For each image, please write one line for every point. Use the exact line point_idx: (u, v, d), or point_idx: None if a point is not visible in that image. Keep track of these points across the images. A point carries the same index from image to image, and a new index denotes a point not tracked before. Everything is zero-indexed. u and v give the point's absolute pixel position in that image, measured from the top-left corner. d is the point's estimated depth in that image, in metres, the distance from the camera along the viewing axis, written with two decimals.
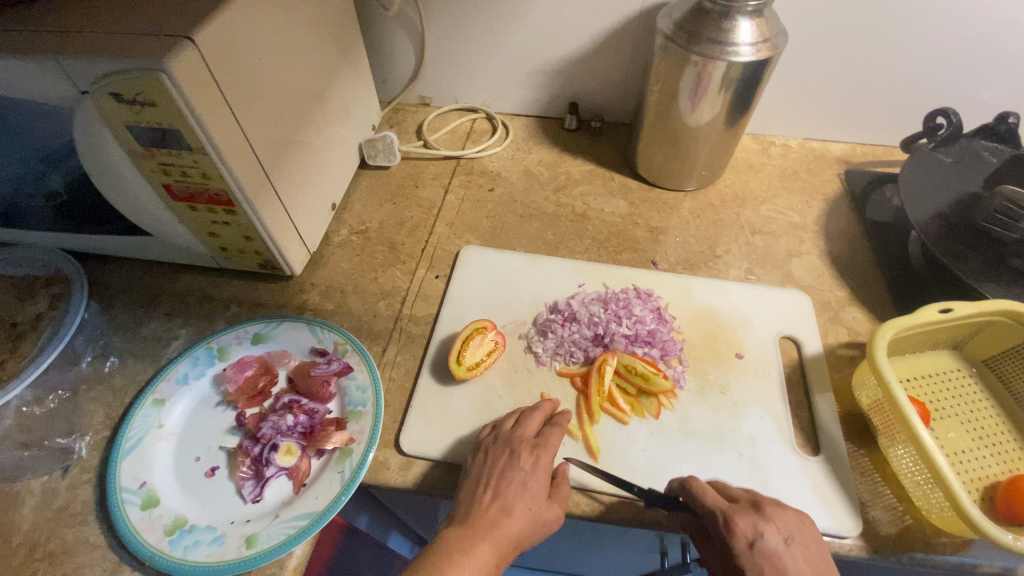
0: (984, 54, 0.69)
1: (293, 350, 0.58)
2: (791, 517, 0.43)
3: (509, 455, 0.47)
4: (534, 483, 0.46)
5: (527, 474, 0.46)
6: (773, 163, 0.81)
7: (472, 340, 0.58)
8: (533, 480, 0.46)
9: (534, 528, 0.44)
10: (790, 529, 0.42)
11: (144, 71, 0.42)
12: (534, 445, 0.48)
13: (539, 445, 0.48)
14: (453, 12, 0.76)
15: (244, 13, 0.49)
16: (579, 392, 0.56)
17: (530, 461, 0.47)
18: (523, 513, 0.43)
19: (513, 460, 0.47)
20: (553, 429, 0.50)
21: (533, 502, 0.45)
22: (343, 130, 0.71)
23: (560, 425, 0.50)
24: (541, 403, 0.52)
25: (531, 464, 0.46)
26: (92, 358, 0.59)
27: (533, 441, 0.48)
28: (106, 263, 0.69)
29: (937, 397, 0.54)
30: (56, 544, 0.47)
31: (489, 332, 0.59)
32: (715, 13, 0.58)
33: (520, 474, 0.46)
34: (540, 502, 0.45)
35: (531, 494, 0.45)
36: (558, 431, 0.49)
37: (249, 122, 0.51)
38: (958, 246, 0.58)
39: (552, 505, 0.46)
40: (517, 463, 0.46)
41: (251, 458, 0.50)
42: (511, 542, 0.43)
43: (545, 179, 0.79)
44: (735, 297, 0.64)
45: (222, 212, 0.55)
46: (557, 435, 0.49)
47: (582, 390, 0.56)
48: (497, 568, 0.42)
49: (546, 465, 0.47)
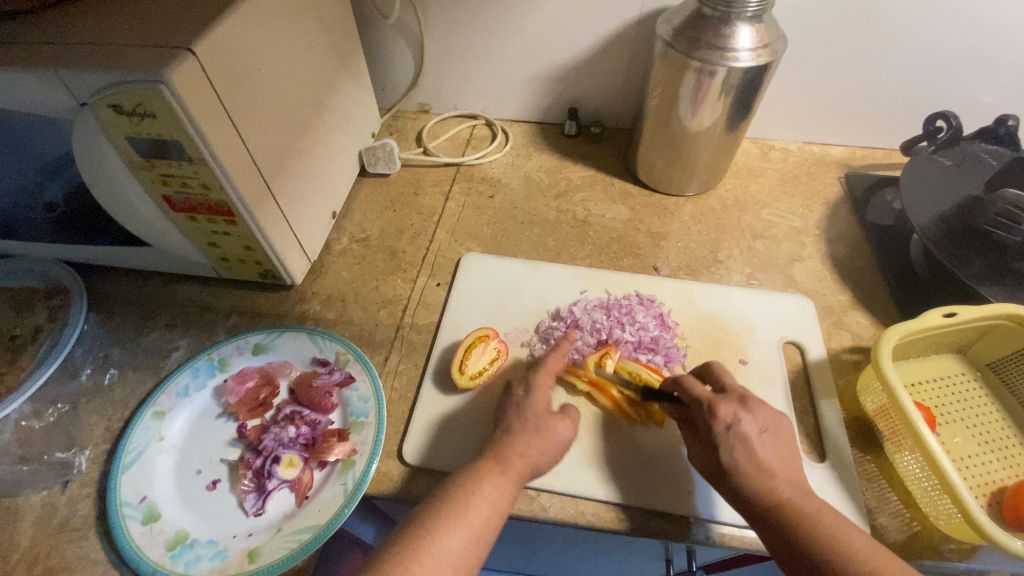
0: (983, 57, 0.69)
1: (294, 360, 0.57)
2: (769, 413, 0.47)
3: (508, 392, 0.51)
4: (532, 400, 0.49)
5: (522, 398, 0.50)
6: (773, 167, 0.81)
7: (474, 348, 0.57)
8: (534, 402, 0.49)
9: (546, 448, 0.47)
10: (765, 421, 0.46)
11: (143, 83, 0.42)
12: (522, 377, 0.52)
13: (535, 370, 0.52)
14: (452, 19, 0.76)
15: (245, 23, 0.49)
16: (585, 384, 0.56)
17: (525, 389, 0.51)
18: (532, 435, 0.47)
19: (510, 392, 0.51)
20: (549, 354, 0.54)
21: (534, 419, 0.48)
22: (343, 138, 0.71)
23: (560, 351, 0.54)
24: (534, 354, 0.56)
25: (525, 390, 0.50)
26: (92, 371, 0.59)
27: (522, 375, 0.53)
28: (105, 274, 0.68)
29: (942, 401, 0.54)
30: (56, 560, 0.46)
31: (491, 341, 0.58)
32: (715, 18, 0.58)
33: (515, 400, 0.50)
34: (543, 415, 0.48)
35: (532, 409, 0.48)
36: (558, 356, 0.54)
37: (248, 131, 0.51)
38: (960, 250, 0.58)
39: (560, 419, 0.49)
40: (513, 394, 0.51)
41: (252, 470, 0.50)
42: (528, 467, 0.45)
43: (545, 185, 0.79)
44: (738, 302, 0.64)
45: (222, 222, 0.54)
46: (554, 361, 0.53)
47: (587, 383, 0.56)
48: (509, 483, 0.44)
49: (544, 386, 0.51)
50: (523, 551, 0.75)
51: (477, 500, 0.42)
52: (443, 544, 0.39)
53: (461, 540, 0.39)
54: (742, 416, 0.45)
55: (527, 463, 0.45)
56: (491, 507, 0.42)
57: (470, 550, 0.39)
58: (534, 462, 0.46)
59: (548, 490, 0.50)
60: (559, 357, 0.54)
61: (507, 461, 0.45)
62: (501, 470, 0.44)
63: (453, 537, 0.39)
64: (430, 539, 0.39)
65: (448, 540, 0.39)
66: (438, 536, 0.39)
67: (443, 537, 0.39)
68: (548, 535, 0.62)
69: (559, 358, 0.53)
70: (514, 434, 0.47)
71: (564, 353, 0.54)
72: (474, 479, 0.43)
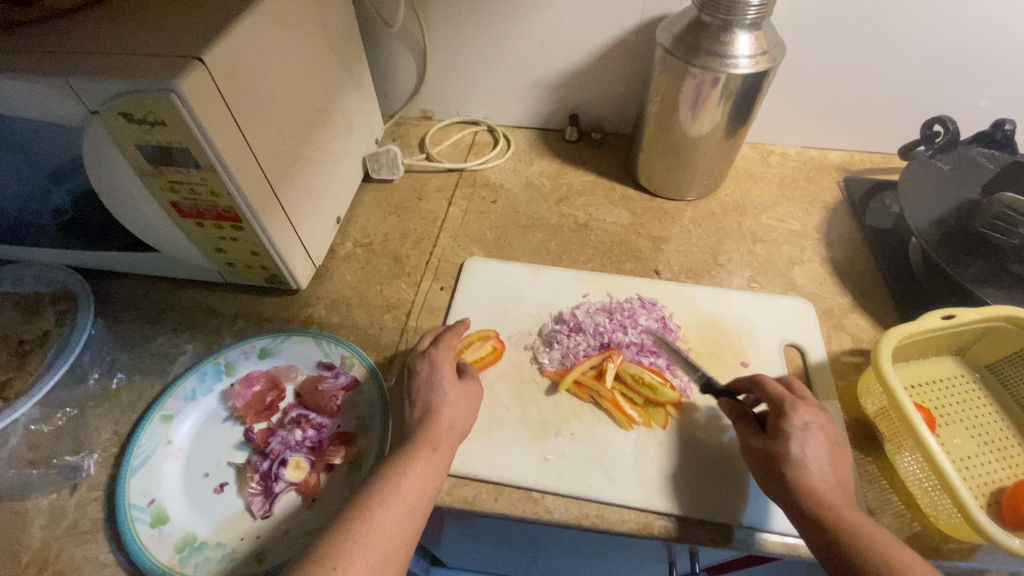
0: (978, 63, 0.70)
1: (300, 364, 0.58)
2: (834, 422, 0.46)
3: (411, 371, 0.52)
4: (439, 373, 0.50)
5: (430, 372, 0.50)
6: (773, 172, 0.82)
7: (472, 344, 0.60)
8: (443, 376, 0.50)
9: (464, 417, 0.49)
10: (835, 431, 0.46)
11: (153, 92, 0.42)
12: (422, 354, 0.53)
13: (435, 345, 0.53)
14: (454, 27, 0.77)
15: (252, 33, 0.50)
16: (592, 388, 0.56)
17: (428, 363, 0.51)
18: (461, 408, 0.48)
19: (413, 370, 0.51)
20: (448, 334, 0.55)
21: (451, 391, 0.49)
22: (347, 143, 0.72)
23: (456, 330, 0.55)
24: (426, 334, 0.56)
25: (430, 364, 0.51)
26: (99, 375, 0.59)
27: (420, 351, 0.53)
28: (111, 280, 0.69)
29: (941, 402, 0.54)
30: (65, 562, 0.47)
31: (490, 338, 0.61)
32: (714, 26, 0.59)
33: (423, 374, 0.50)
34: (455, 387, 0.50)
35: (445, 383, 0.49)
36: (454, 335, 0.55)
37: (256, 138, 0.52)
38: (957, 252, 0.58)
39: (468, 389, 0.50)
40: (417, 369, 0.51)
41: (260, 473, 0.50)
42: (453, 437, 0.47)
43: (547, 190, 0.80)
44: (738, 305, 0.64)
45: (229, 228, 0.55)
46: (453, 336, 0.54)
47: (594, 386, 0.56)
48: (437, 456, 0.44)
49: (447, 359, 0.52)
50: (527, 555, 0.75)
51: (411, 476, 0.42)
52: (378, 520, 0.39)
53: (395, 514, 0.40)
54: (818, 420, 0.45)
55: (453, 439, 0.47)
56: (424, 483, 0.42)
57: (405, 525, 0.40)
58: (457, 434, 0.47)
59: (552, 491, 0.50)
60: (455, 334, 0.55)
61: (438, 439, 0.45)
62: (432, 447, 0.45)
63: (386, 514, 0.39)
64: (364, 518, 0.39)
65: (382, 516, 0.39)
66: (372, 514, 0.39)
67: (377, 514, 0.39)
68: (552, 537, 0.62)
69: (457, 334, 0.55)
70: (441, 408, 0.48)
71: (461, 329, 0.55)
72: (406, 457, 0.43)
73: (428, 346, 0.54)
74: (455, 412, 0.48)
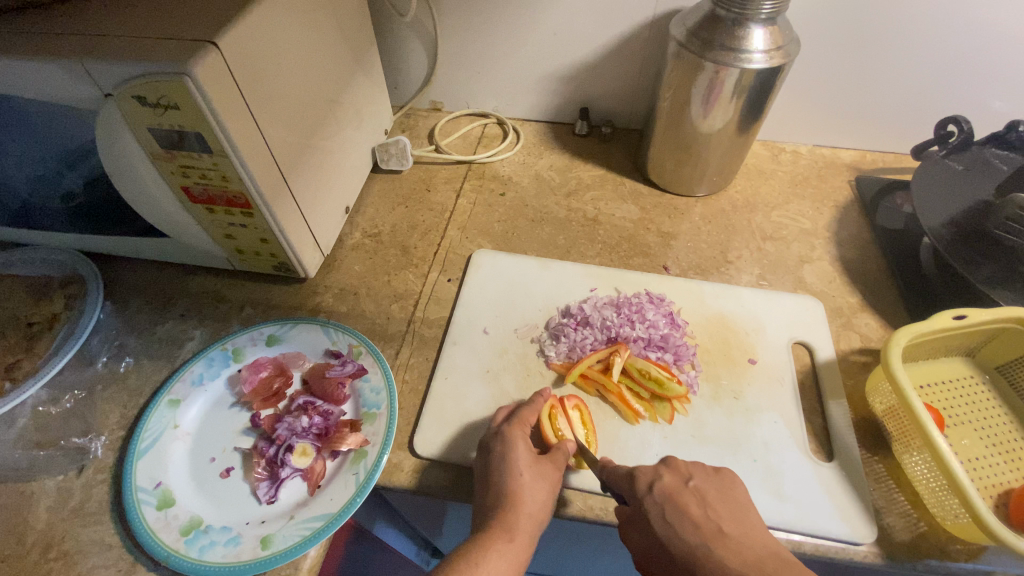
0: (994, 64, 0.69)
1: (307, 351, 0.58)
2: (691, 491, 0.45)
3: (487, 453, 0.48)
4: (514, 454, 0.47)
5: (503, 451, 0.47)
6: (784, 169, 0.81)
7: (557, 423, 0.52)
8: (519, 454, 0.47)
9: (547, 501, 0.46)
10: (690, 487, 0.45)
11: (168, 75, 0.42)
12: (495, 432, 0.50)
13: (509, 422, 0.50)
14: (467, 19, 0.77)
15: (266, 19, 0.50)
16: (600, 384, 0.56)
17: (502, 443, 0.48)
18: (541, 493, 0.45)
19: (487, 443, 0.49)
20: (525, 404, 0.52)
21: (526, 471, 0.46)
22: (356, 133, 0.72)
23: (536, 403, 0.52)
24: (497, 411, 0.53)
25: (504, 443, 0.48)
26: (107, 359, 0.60)
27: (494, 429, 0.50)
28: (119, 264, 0.69)
29: (950, 403, 0.54)
30: (70, 544, 0.47)
31: (559, 410, 0.54)
32: (728, 20, 0.59)
33: (496, 455, 0.47)
34: (528, 468, 0.46)
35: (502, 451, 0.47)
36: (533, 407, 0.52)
37: (268, 125, 0.52)
38: (969, 252, 0.58)
39: (543, 465, 0.47)
40: (488, 446, 0.49)
41: (266, 458, 0.51)
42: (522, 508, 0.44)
43: (556, 184, 0.80)
44: (747, 302, 0.64)
45: (239, 214, 0.55)
46: (529, 410, 0.51)
47: (601, 380, 0.56)
48: (519, 549, 0.42)
49: (521, 437, 0.49)
50: None
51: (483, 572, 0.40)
52: None
53: None
54: (664, 473, 0.46)
55: (528, 510, 0.44)
56: None
57: None
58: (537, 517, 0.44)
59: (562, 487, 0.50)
60: (534, 407, 0.52)
61: (515, 526, 0.43)
62: (508, 537, 0.42)
63: None
64: None
65: None
66: None
67: None
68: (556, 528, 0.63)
69: (534, 407, 0.52)
70: (516, 488, 0.45)
71: (537, 403, 0.52)
72: (479, 547, 0.41)
73: (502, 422, 0.51)
74: (525, 491, 0.45)
